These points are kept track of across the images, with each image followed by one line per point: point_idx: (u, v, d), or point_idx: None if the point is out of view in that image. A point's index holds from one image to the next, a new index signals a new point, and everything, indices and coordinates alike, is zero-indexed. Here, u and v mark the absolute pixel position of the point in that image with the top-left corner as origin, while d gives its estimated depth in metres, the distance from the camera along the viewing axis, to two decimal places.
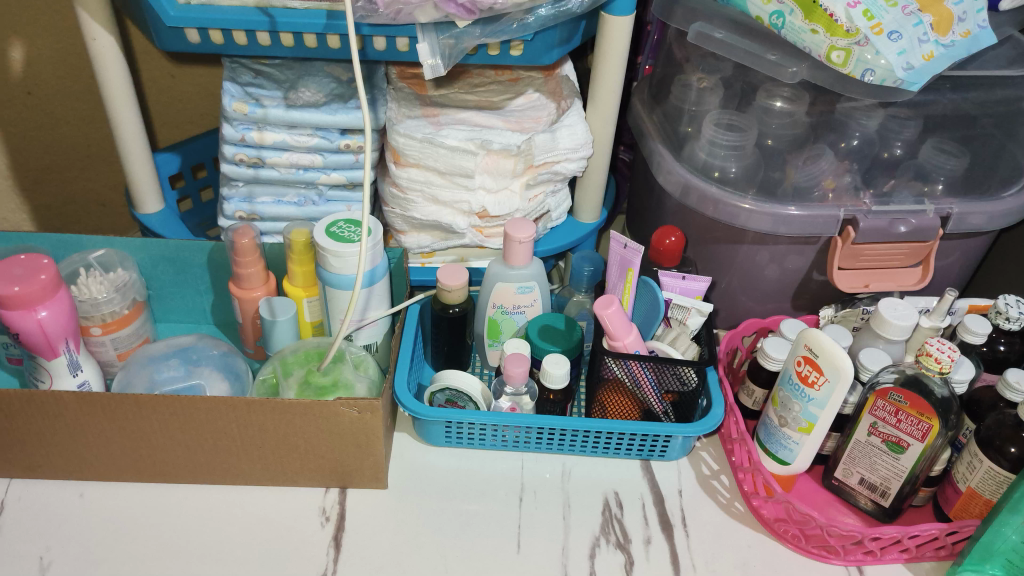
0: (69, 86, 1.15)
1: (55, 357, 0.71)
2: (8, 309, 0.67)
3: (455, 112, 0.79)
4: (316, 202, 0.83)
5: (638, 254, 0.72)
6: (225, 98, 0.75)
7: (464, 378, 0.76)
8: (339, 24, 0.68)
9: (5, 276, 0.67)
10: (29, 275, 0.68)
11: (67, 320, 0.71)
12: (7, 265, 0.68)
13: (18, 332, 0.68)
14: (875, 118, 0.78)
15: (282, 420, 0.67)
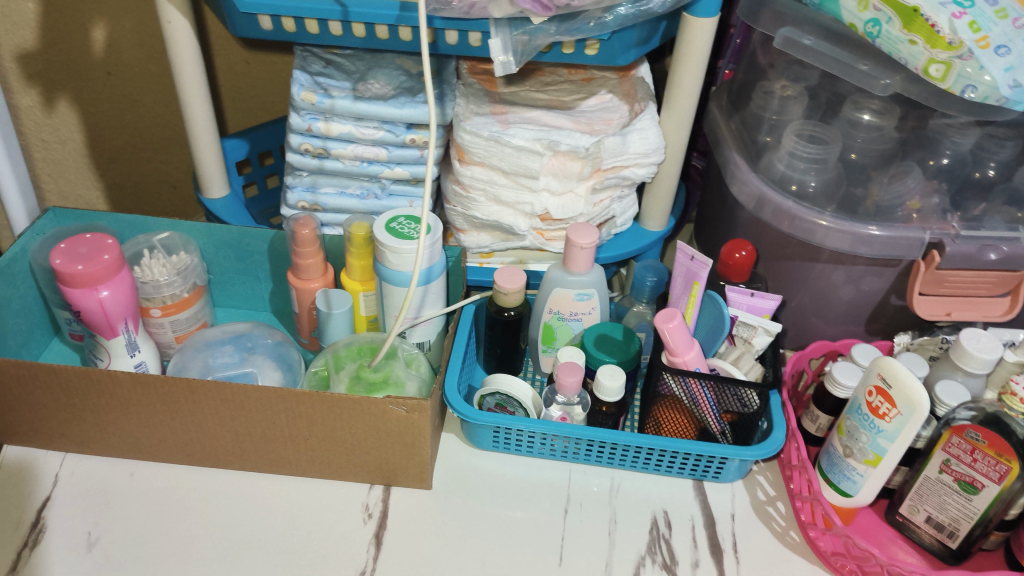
0: (146, 67, 1.19)
1: (114, 336, 0.72)
2: (71, 287, 0.68)
3: (525, 111, 0.77)
4: (378, 195, 0.82)
5: (706, 267, 0.69)
6: (294, 87, 0.74)
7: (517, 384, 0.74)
8: (412, 17, 0.67)
9: (70, 255, 0.68)
10: (93, 254, 0.68)
11: (128, 301, 0.71)
12: (72, 244, 0.69)
13: (80, 310, 0.69)
14: (970, 136, 0.74)
15: (330, 414, 0.66)
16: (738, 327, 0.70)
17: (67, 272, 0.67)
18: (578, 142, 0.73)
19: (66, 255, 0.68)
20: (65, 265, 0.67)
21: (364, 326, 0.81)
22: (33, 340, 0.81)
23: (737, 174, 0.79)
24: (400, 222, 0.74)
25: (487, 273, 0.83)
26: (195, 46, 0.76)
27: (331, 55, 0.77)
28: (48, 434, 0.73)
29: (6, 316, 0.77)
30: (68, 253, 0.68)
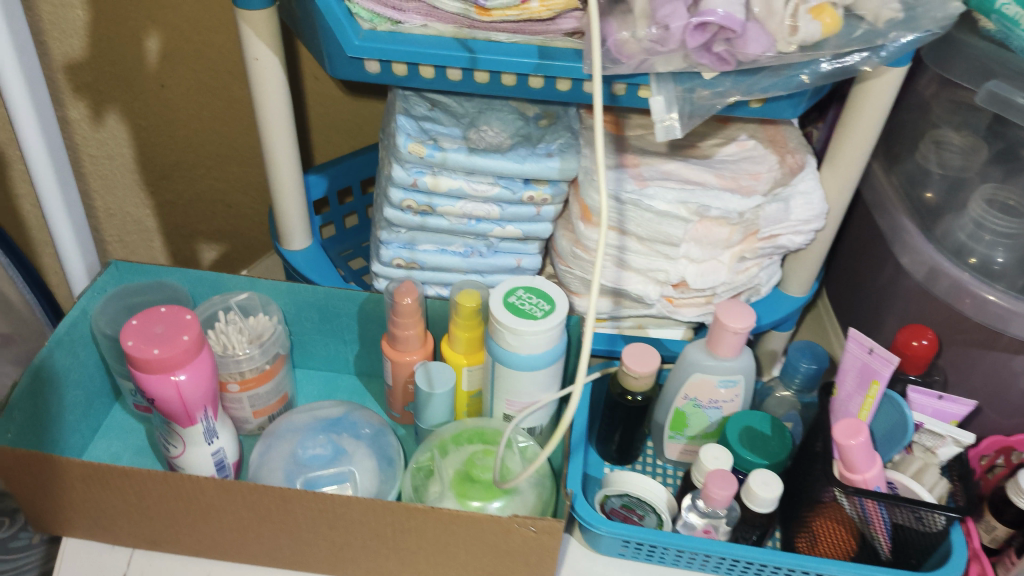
0: (203, 81, 1.07)
1: (191, 425, 0.61)
2: (145, 373, 0.58)
3: (661, 163, 0.66)
4: (483, 253, 0.72)
5: (889, 364, 0.59)
6: (400, 138, 0.64)
7: (648, 485, 0.64)
8: (552, 65, 0.56)
9: (144, 335, 0.58)
10: (171, 334, 0.59)
11: (207, 385, 0.61)
12: (146, 322, 0.59)
13: (154, 398, 0.59)
14: None
15: (445, 530, 0.56)
16: (922, 435, 0.61)
17: (141, 356, 0.57)
18: (731, 208, 0.63)
19: (139, 336, 0.58)
20: (137, 348, 0.58)
21: (465, 402, 0.71)
22: (92, 411, 0.72)
23: (907, 241, 0.68)
24: (520, 295, 0.63)
25: (615, 340, 0.73)
26: (284, 87, 0.65)
27: (436, 99, 0.69)
28: (115, 533, 0.63)
29: (65, 388, 0.67)
30: (141, 333, 0.58)
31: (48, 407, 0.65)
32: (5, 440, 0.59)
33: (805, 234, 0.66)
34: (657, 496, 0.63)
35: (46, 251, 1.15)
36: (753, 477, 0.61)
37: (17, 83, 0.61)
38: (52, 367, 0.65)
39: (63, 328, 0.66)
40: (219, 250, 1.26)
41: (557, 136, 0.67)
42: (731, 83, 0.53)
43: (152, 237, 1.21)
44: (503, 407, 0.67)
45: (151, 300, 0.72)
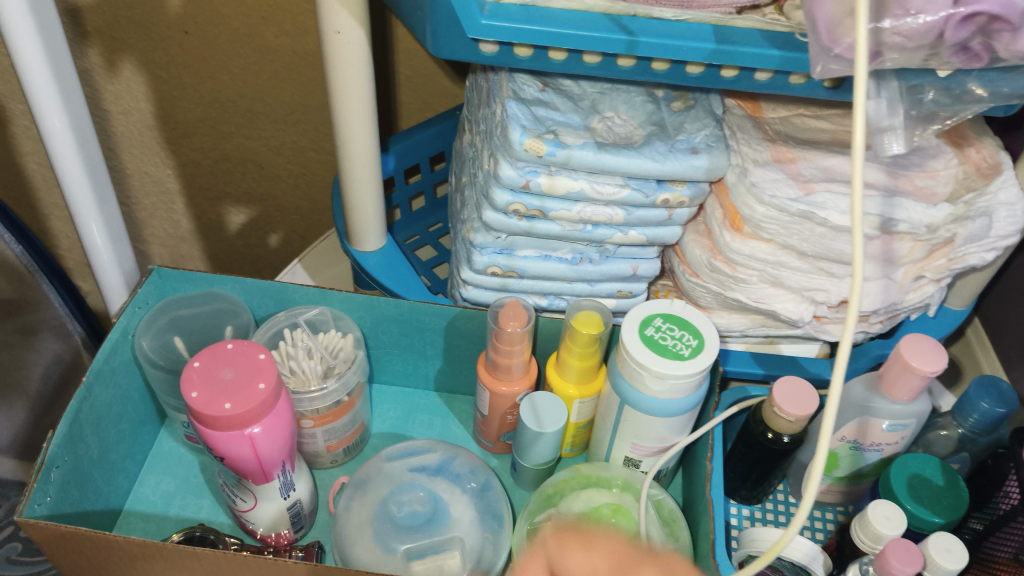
0: (233, 27, 0.84)
1: (267, 480, 0.52)
2: (213, 428, 0.48)
3: (822, 157, 0.53)
4: (595, 260, 0.61)
5: None
6: (515, 131, 0.52)
7: (794, 541, 0.52)
8: (732, 50, 0.44)
9: (210, 384, 0.48)
10: (244, 382, 0.48)
11: (286, 435, 0.51)
12: (211, 364, 0.49)
13: (224, 456, 0.49)
14: None
15: None
16: None
17: (210, 411, 0.47)
18: (919, 220, 0.52)
19: (205, 386, 0.47)
20: (202, 400, 0.47)
21: (572, 435, 0.61)
22: (137, 442, 0.63)
23: None
24: (658, 326, 0.52)
25: (755, 361, 0.63)
26: (369, 66, 0.53)
27: (547, 78, 0.56)
28: None
29: (107, 426, 0.58)
30: (206, 380, 0.48)
31: (90, 452, 0.56)
32: (44, 507, 0.50)
33: (998, 251, 0.55)
34: (812, 557, 0.52)
35: (56, 215, 1.02)
36: (932, 542, 0.51)
37: (34, 55, 0.49)
38: (92, 407, 0.56)
39: (102, 358, 0.56)
40: (249, 214, 1.06)
41: (699, 125, 0.55)
42: (975, 80, 0.43)
43: (174, 198, 1.04)
44: (626, 450, 0.57)
45: (200, 315, 0.63)
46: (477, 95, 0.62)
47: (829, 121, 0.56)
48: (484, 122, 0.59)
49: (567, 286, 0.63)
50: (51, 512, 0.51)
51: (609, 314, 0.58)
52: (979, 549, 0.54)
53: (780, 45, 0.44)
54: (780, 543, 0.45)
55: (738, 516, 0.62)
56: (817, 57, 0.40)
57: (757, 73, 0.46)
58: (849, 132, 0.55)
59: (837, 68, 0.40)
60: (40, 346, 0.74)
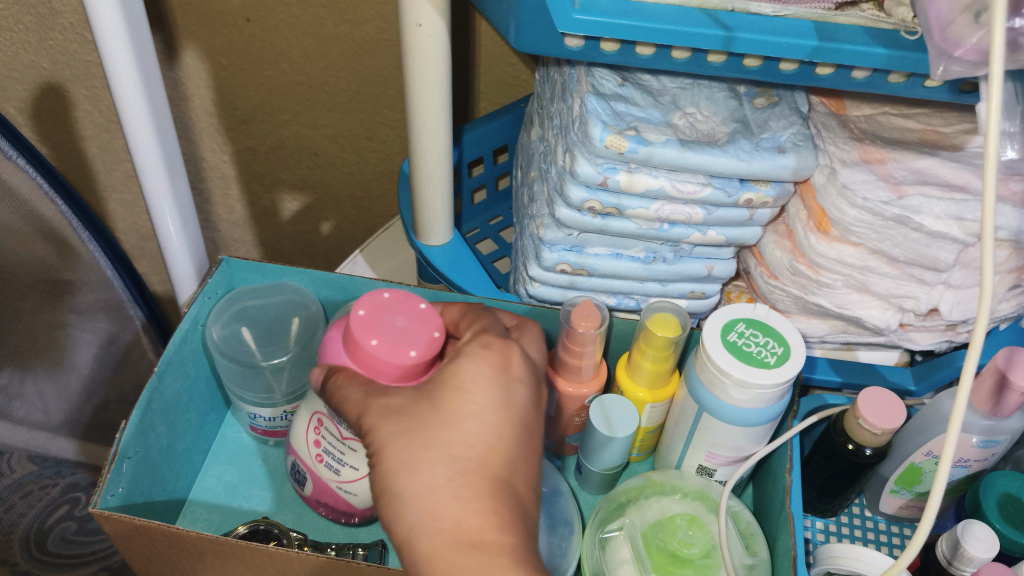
0: (296, 15, 0.83)
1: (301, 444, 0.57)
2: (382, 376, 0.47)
3: (912, 158, 0.51)
4: (668, 259, 0.59)
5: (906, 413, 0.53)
6: (595, 127, 0.50)
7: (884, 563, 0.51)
8: (835, 47, 0.42)
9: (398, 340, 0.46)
10: (416, 330, 0.47)
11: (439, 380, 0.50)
12: (378, 313, 0.48)
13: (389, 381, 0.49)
14: None
15: None
16: None
17: (382, 363, 0.46)
18: (1020, 227, 0.49)
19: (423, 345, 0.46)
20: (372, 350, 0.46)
21: (640, 438, 0.60)
22: (203, 432, 0.63)
23: None
24: (741, 331, 0.51)
25: (834, 368, 0.61)
26: (448, 59, 0.52)
27: (627, 73, 0.55)
28: None
29: (176, 416, 0.58)
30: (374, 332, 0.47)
31: (159, 443, 0.56)
32: (116, 498, 0.51)
33: None
34: None
35: (114, 197, 1.02)
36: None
37: (118, 41, 0.49)
38: (162, 397, 0.56)
39: (172, 349, 0.56)
40: (303, 201, 1.05)
41: (786, 123, 0.53)
42: None
43: (230, 184, 1.04)
44: (700, 459, 0.56)
45: (270, 306, 0.62)
46: (550, 88, 0.61)
47: (915, 121, 0.54)
48: (558, 117, 0.57)
49: (638, 285, 0.61)
50: (122, 503, 0.51)
51: (687, 318, 0.57)
52: None
53: (884, 43, 0.42)
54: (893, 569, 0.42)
55: (812, 529, 0.60)
56: (938, 58, 0.38)
57: (853, 71, 0.44)
58: (943, 134, 0.52)
59: (961, 70, 0.37)
60: (100, 329, 0.74)
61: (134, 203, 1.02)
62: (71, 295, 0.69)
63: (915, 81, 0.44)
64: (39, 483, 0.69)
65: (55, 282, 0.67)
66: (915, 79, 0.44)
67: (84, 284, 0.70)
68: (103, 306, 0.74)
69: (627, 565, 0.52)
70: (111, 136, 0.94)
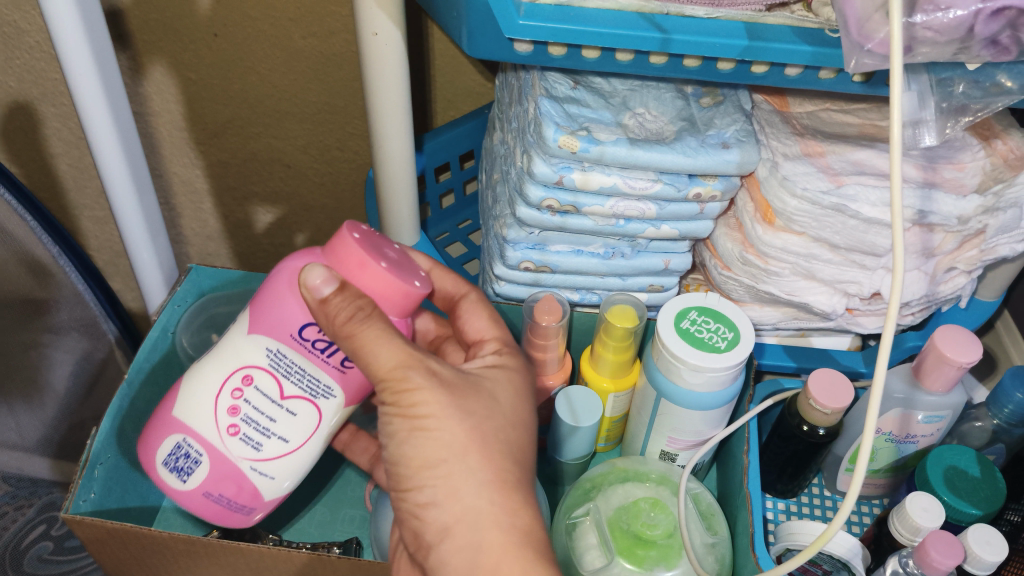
0: (262, 29, 0.85)
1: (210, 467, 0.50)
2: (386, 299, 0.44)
3: (849, 150, 0.54)
4: (627, 254, 0.62)
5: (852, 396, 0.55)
6: (548, 128, 0.52)
7: (837, 537, 0.52)
8: (765, 46, 0.44)
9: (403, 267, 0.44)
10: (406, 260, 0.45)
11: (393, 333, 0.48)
12: (369, 239, 0.44)
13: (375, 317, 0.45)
14: None
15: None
16: None
17: (396, 290, 0.44)
18: (949, 212, 0.52)
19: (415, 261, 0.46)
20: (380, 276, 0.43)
21: (605, 428, 0.62)
22: None
23: None
24: (693, 319, 0.53)
25: (787, 354, 0.63)
26: (404, 68, 0.54)
27: (578, 76, 0.57)
28: None
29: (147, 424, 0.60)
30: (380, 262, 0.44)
31: (131, 450, 0.57)
32: (88, 504, 0.52)
33: None
34: (853, 553, 0.52)
35: (87, 215, 1.03)
36: (970, 533, 0.51)
37: (83, 59, 0.51)
38: (132, 405, 0.57)
39: (142, 357, 0.58)
40: (276, 213, 1.06)
41: (730, 120, 0.55)
42: (1004, 72, 0.43)
43: (201, 198, 1.05)
44: (663, 444, 0.57)
45: (238, 313, 0.64)
46: (509, 93, 0.63)
47: (854, 116, 0.57)
48: (516, 121, 0.60)
49: (599, 281, 0.63)
50: (94, 508, 0.53)
51: (643, 308, 0.59)
52: (1018, 541, 0.54)
53: (811, 41, 0.45)
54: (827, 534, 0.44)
55: (774, 509, 0.63)
56: (850, 52, 0.41)
57: (786, 69, 0.46)
58: (878, 127, 0.55)
59: (871, 63, 0.41)
60: (74, 348, 0.71)
61: (106, 219, 1.04)
62: (47, 316, 0.67)
63: (843, 76, 0.46)
64: (13, 504, 0.71)
65: (31, 303, 0.66)
66: (843, 74, 0.46)
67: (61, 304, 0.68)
68: (78, 325, 0.71)
69: (594, 549, 0.52)
70: (81, 153, 0.95)
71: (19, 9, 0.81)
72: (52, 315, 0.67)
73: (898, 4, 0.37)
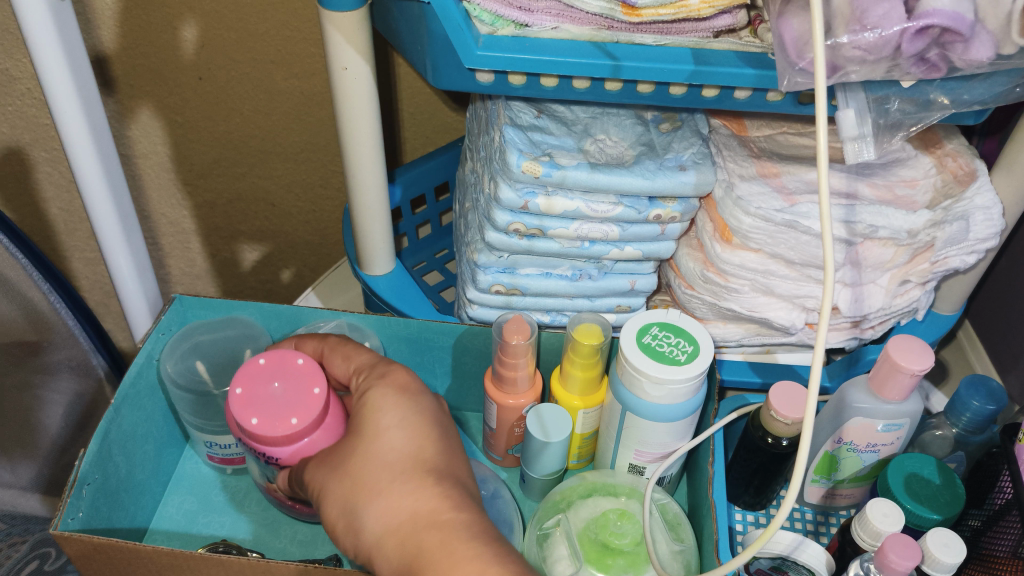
0: (247, 71, 0.89)
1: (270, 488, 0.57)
2: (277, 449, 0.49)
3: (802, 170, 0.56)
4: (594, 276, 0.64)
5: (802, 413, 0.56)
6: (512, 155, 0.55)
7: (776, 534, 0.57)
8: (710, 71, 0.47)
9: (304, 388, 0.50)
10: (261, 403, 0.49)
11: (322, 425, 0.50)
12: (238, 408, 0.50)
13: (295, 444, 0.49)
14: None
15: None
16: None
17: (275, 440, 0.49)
18: (899, 226, 0.54)
19: (262, 412, 0.49)
20: (324, 406, 0.50)
21: (576, 446, 0.63)
22: (163, 463, 0.64)
23: None
24: (655, 334, 0.55)
25: (752, 370, 0.65)
26: (375, 100, 0.57)
27: (541, 105, 0.60)
28: None
29: (135, 447, 0.60)
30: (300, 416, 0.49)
31: (118, 472, 0.58)
32: (77, 522, 0.52)
33: (979, 254, 0.56)
34: (794, 547, 0.56)
35: (78, 257, 1.05)
36: (929, 537, 0.54)
37: (68, 99, 0.53)
38: (120, 428, 0.58)
39: (129, 381, 0.58)
40: (262, 251, 1.08)
41: (687, 144, 0.58)
42: (937, 90, 0.45)
43: (190, 237, 1.07)
44: (631, 457, 0.59)
45: (220, 340, 0.64)
46: (477, 123, 0.65)
47: (810, 139, 0.59)
48: (484, 149, 0.62)
49: (568, 302, 0.65)
50: (83, 527, 0.53)
51: (609, 326, 0.61)
52: (978, 545, 0.56)
53: (755, 64, 0.47)
54: (771, 529, 0.47)
55: (743, 521, 0.64)
56: (785, 71, 0.44)
57: (735, 92, 0.49)
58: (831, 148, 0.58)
59: (803, 81, 0.43)
60: (66, 389, 0.70)
61: (97, 260, 1.05)
62: (38, 356, 0.67)
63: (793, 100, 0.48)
64: (6, 541, 0.70)
65: (20, 343, 0.65)
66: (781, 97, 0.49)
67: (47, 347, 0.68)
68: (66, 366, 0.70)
69: (564, 560, 0.54)
70: (72, 196, 0.98)
71: (12, 58, 0.84)
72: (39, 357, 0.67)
73: (820, 28, 0.39)
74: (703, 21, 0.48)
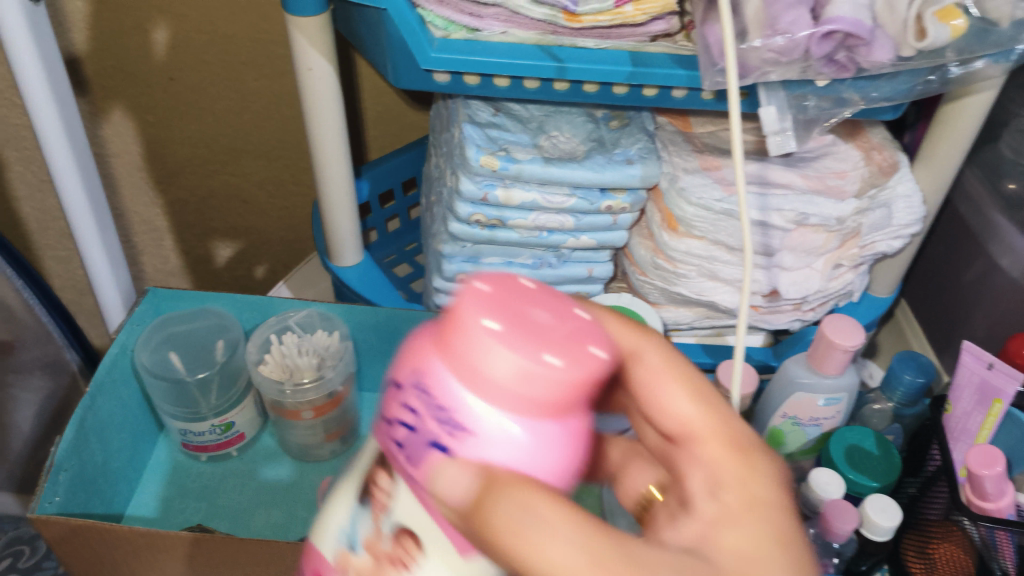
0: (219, 72, 0.92)
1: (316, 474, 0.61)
2: (449, 415, 0.28)
3: (741, 161, 0.59)
4: (553, 264, 0.67)
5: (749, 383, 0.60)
6: (471, 150, 0.58)
7: None
8: (646, 72, 0.51)
9: (563, 308, 0.30)
10: (554, 328, 0.29)
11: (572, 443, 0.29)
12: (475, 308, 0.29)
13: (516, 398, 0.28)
14: None
15: None
16: None
17: (496, 399, 0.28)
18: (828, 214, 0.58)
19: (538, 339, 0.28)
20: (598, 378, 0.29)
21: None
22: (138, 453, 0.67)
23: (1004, 238, 0.64)
24: None
25: (705, 351, 0.68)
26: (338, 98, 0.60)
27: (499, 104, 0.63)
28: None
29: (110, 435, 0.63)
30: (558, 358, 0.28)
31: (95, 459, 0.60)
32: (54, 506, 0.55)
33: (904, 239, 0.62)
34: None
35: (51, 256, 1.07)
36: (868, 503, 0.57)
37: (43, 101, 0.56)
38: (96, 416, 0.60)
39: (103, 370, 0.61)
40: (235, 248, 1.11)
41: (633, 140, 0.62)
42: (849, 88, 0.49)
43: (163, 234, 1.09)
44: None
45: (197, 331, 0.66)
46: (439, 120, 0.68)
47: None
48: (445, 144, 0.65)
49: None
50: (60, 511, 0.55)
51: None
52: (913, 509, 0.60)
53: (687, 66, 0.51)
54: None
55: None
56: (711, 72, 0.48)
57: (673, 91, 0.53)
58: None
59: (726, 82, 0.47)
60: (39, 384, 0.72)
61: (70, 259, 1.07)
62: (14, 351, 0.69)
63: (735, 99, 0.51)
64: None
65: None
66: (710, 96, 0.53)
67: (28, 343, 0.70)
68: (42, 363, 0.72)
69: None
70: (44, 196, 0.99)
71: None
72: (17, 352, 0.69)
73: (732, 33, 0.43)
74: (640, 27, 0.52)
